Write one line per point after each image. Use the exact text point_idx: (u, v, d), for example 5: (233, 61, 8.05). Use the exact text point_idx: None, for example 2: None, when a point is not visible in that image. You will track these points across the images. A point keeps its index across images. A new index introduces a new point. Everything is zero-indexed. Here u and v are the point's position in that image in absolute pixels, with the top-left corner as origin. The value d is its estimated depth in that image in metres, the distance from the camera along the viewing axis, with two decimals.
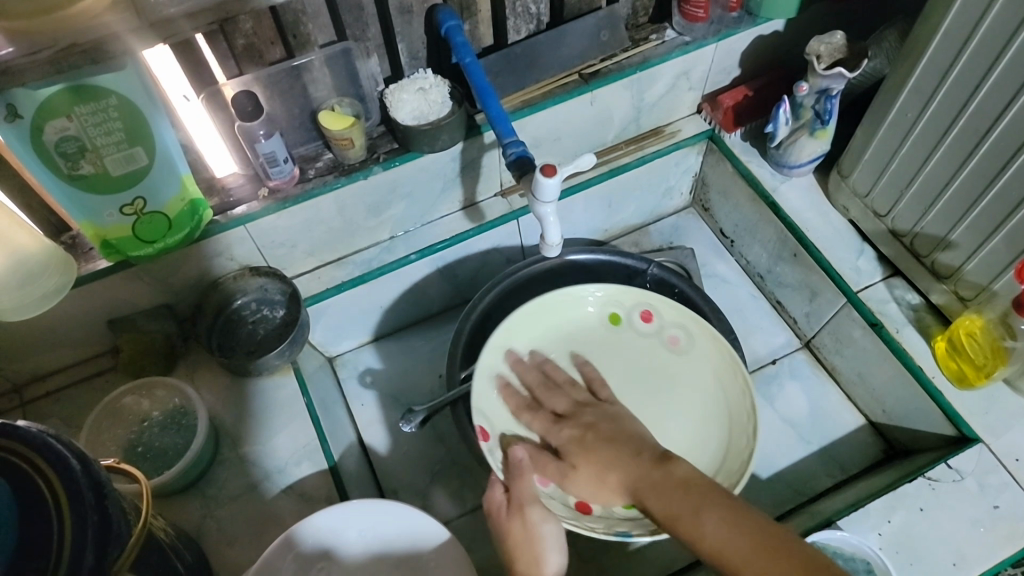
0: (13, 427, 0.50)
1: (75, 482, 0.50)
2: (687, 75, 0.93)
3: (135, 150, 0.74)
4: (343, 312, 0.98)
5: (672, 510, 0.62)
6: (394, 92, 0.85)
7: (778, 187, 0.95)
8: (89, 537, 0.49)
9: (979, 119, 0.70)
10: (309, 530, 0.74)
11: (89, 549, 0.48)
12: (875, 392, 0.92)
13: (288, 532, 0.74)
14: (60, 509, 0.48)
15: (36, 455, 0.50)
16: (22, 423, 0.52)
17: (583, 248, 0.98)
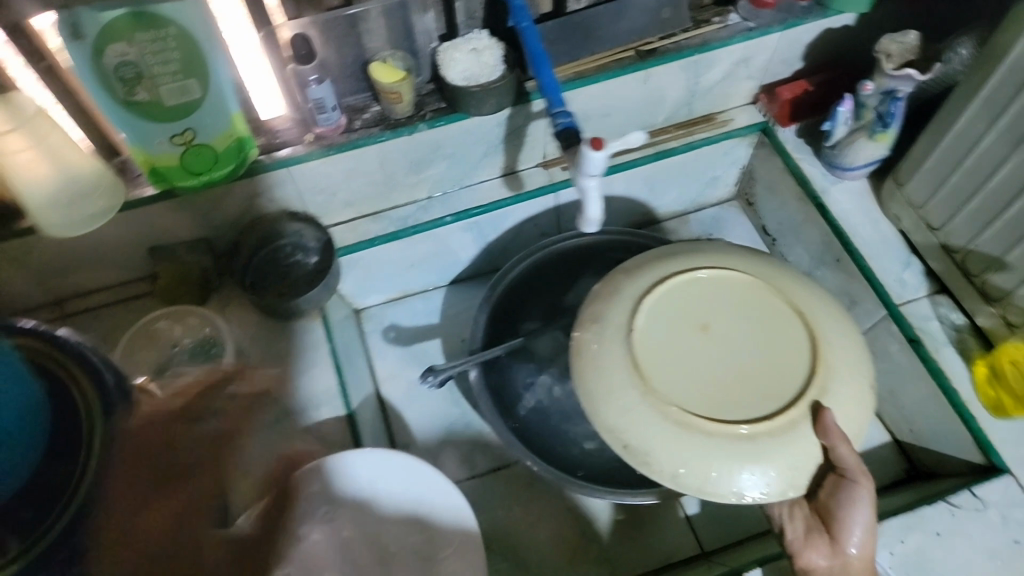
0: (55, 337, 0.59)
1: (107, 394, 0.58)
2: (748, 62, 0.90)
3: (189, 82, 0.75)
4: (375, 266, 0.99)
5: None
6: (447, 50, 0.85)
7: (828, 188, 0.92)
8: (117, 442, 0.58)
9: None
10: (339, 467, 0.79)
11: (115, 459, 0.56)
12: (904, 410, 0.89)
13: (319, 462, 0.78)
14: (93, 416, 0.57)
15: (75, 365, 0.59)
16: (61, 334, 0.60)
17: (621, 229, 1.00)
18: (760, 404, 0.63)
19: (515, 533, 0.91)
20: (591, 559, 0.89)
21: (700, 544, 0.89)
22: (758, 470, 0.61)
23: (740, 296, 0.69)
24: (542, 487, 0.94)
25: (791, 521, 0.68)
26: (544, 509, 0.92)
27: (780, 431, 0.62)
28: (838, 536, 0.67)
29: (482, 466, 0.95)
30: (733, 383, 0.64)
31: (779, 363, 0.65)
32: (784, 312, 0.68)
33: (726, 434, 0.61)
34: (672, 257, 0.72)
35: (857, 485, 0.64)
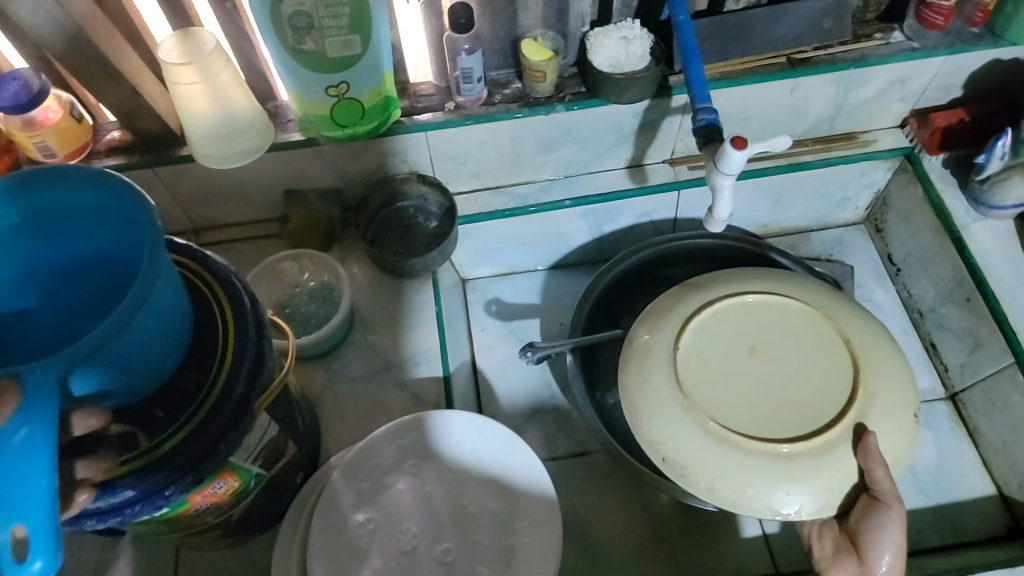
0: (204, 256, 0.64)
1: (243, 315, 0.62)
2: (903, 84, 0.87)
3: (352, 37, 0.78)
4: (488, 239, 1.01)
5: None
6: (597, 35, 0.85)
7: (970, 224, 0.89)
8: (244, 362, 0.60)
9: None
10: (441, 421, 0.80)
11: (242, 377, 0.59)
12: (1017, 465, 0.85)
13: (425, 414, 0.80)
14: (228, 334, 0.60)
15: (219, 285, 0.64)
16: (211, 256, 0.65)
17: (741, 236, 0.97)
18: (801, 424, 0.60)
19: (588, 518, 0.91)
20: (661, 559, 0.88)
21: (775, 565, 0.87)
22: (794, 491, 0.58)
23: (789, 319, 0.66)
24: (619, 479, 0.94)
25: (819, 539, 0.67)
26: (618, 502, 0.92)
27: (820, 452, 0.58)
28: (865, 557, 0.64)
29: (563, 449, 0.96)
30: (774, 404, 0.61)
31: (826, 387, 0.61)
32: (837, 334, 0.64)
33: (764, 453, 0.58)
34: (724, 279, 0.69)
35: (886, 506, 0.61)
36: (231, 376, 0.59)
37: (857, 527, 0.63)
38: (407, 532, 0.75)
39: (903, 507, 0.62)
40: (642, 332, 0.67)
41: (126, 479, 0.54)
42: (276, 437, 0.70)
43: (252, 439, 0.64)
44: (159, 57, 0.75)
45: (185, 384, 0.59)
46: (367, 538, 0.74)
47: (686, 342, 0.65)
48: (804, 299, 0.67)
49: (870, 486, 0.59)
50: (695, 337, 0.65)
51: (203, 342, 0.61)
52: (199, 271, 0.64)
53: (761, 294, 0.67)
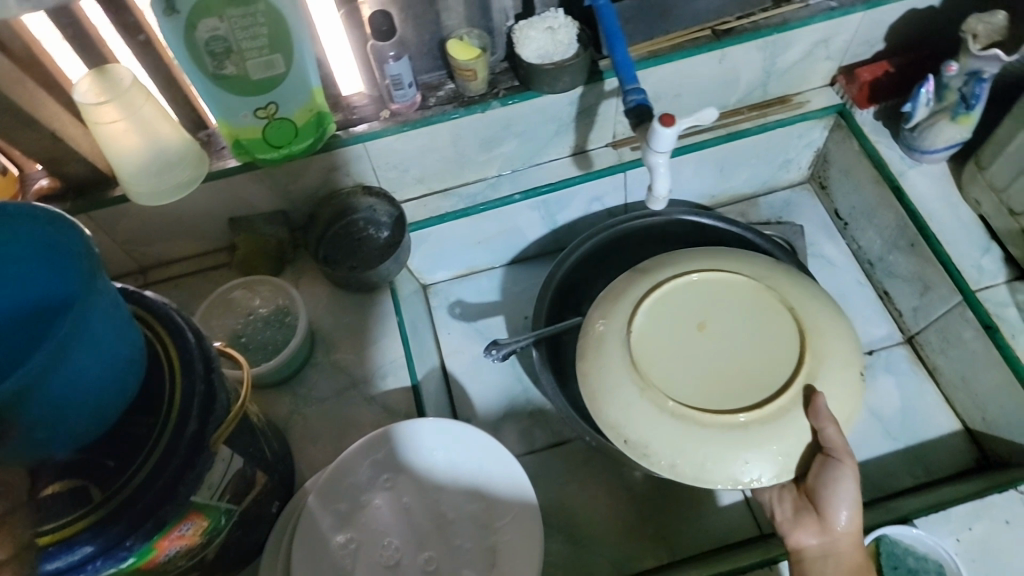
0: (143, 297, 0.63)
1: (189, 352, 0.61)
2: (827, 43, 0.89)
3: (274, 57, 0.77)
4: (443, 242, 1.01)
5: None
6: (522, 28, 0.85)
7: (906, 171, 0.91)
8: (194, 400, 0.59)
9: None
10: (405, 433, 0.79)
11: (193, 416, 0.59)
12: (976, 398, 0.88)
13: (388, 429, 0.80)
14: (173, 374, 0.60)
15: (159, 325, 0.62)
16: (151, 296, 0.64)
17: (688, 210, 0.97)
18: (754, 393, 0.61)
19: (573, 507, 0.92)
20: (648, 536, 0.90)
21: (759, 526, 0.88)
22: (751, 461, 0.59)
23: (735, 291, 0.66)
24: (598, 464, 0.95)
25: (780, 503, 0.70)
26: (600, 486, 0.93)
27: (774, 417, 0.60)
28: (824, 513, 0.66)
29: (540, 441, 0.96)
30: (726, 377, 0.62)
31: (775, 354, 0.62)
32: (783, 302, 0.65)
33: (719, 425, 0.59)
34: (669, 259, 0.70)
35: (837, 462, 0.62)
36: (181, 417, 0.58)
37: (814, 485, 0.65)
38: (390, 546, 0.76)
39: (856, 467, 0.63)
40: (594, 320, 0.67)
41: (81, 535, 0.53)
42: (241, 469, 0.69)
43: (216, 473, 0.64)
44: (74, 98, 0.72)
45: (134, 431, 0.58)
46: (350, 558, 0.74)
47: (637, 325, 0.65)
48: (748, 270, 0.68)
49: (822, 444, 0.60)
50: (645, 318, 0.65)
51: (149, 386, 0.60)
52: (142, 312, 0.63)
53: (706, 270, 0.67)
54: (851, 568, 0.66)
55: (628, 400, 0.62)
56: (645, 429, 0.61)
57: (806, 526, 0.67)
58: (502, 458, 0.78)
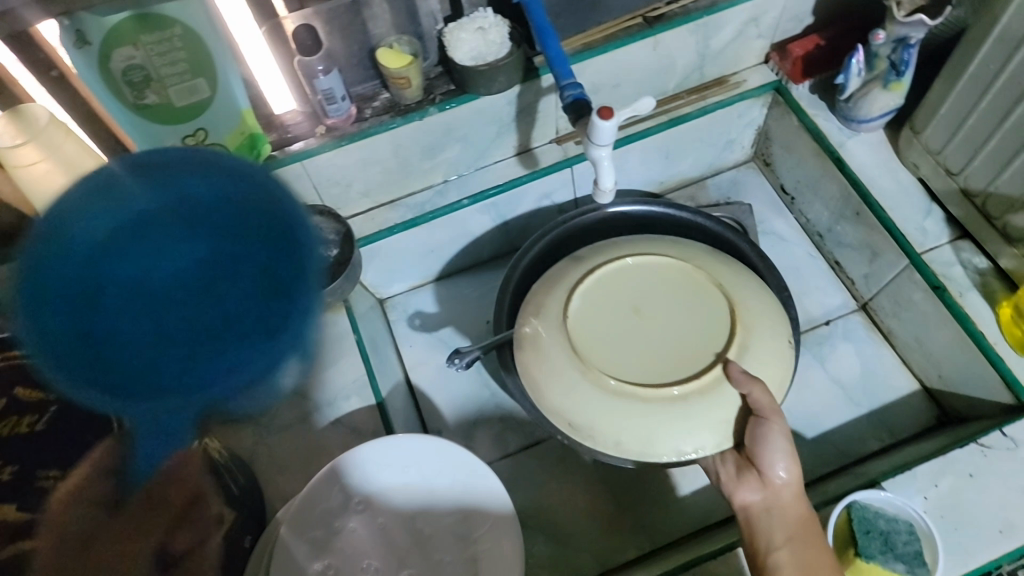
0: None
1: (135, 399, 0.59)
2: (757, 21, 0.89)
3: (197, 81, 0.75)
4: (395, 254, 0.99)
5: (810, 538, 0.65)
6: (452, 31, 0.84)
7: (845, 141, 0.93)
8: None
9: None
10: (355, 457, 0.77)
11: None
12: (932, 356, 0.90)
13: (340, 460, 0.77)
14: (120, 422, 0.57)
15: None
16: None
17: (636, 200, 0.96)
18: (687, 369, 0.70)
19: (551, 507, 0.92)
20: (629, 528, 0.90)
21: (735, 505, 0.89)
22: (686, 430, 0.68)
23: (659, 274, 0.77)
24: (572, 462, 0.94)
25: (723, 463, 0.71)
26: (576, 484, 0.93)
27: (709, 390, 0.68)
28: (764, 470, 0.68)
29: (513, 445, 0.96)
30: (656, 349, 0.72)
31: (700, 328, 0.73)
32: (703, 285, 0.75)
33: (656, 400, 0.68)
34: (602, 247, 0.81)
35: (765, 423, 0.67)
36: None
37: (748, 445, 0.68)
38: (369, 569, 0.74)
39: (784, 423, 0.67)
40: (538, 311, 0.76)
41: None
42: None
43: None
44: None
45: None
46: None
47: (578, 310, 0.75)
48: (675, 256, 0.78)
49: (751, 406, 0.68)
50: (585, 301, 0.75)
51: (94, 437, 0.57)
52: None
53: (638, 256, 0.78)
54: (793, 521, 0.67)
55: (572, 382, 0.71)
56: (590, 410, 0.69)
57: (749, 483, 0.69)
58: (479, 474, 0.78)
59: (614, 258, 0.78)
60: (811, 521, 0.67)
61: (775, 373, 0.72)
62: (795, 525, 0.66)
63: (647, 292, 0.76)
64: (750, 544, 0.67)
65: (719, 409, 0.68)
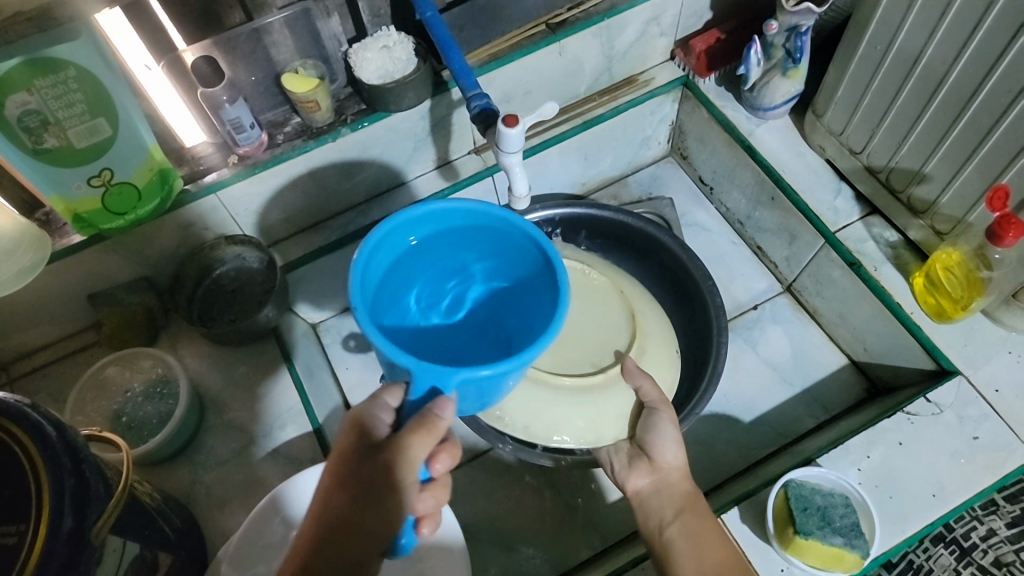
0: None
1: (51, 447, 0.56)
2: (657, 20, 0.91)
3: (97, 121, 0.73)
4: (321, 278, 0.98)
5: (697, 509, 0.70)
6: (357, 51, 0.84)
7: (754, 130, 0.95)
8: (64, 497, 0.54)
9: (938, 62, 0.73)
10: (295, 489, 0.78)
11: (68, 511, 0.54)
12: (856, 331, 0.93)
13: (278, 494, 0.77)
14: (38, 473, 0.54)
15: (15, 425, 0.56)
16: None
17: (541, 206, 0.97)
18: (585, 366, 0.82)
19: (501, 519, 0.91)
20: (578, 529, 0.90)
21: None
22: (579, 421, 0.80)
23: (571, 274, 0.88)
24: (518, 469, 0.94)
25: (615, 453, 0.77)
26: (523, 492, 0.93)
27: (606, 386, 0.80)
28: (653, 456, 0.74)
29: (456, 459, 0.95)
30: (565, 349, 0.84)
31: (605, 329, 0.85)
32: (607, 289, 0.88)
33: (559, 395, 0.80)
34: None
35: (658, 411, 0.76)
36: (54, 514, 0.53)
37: (639, 434, 0.76)
38: None
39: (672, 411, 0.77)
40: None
41: None
42: (137, 552, 0.65)
43: (108, 567, 0.60)
44: None
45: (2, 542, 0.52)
46: None
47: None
48: (579, 258, 0.90)
49: (643, 399, 0.78)
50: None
51: (9, 491, 0.54)
52: None
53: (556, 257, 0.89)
54: (680, 496, 0.72)
55: None
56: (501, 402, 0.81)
57: (639, 469, 0.74)
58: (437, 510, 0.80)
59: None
60: (695, 495, 0.72)
61: (662, 372, 0.86)
62: (682, 499, 0.71)
63: None
64: (645, 525, 0.71)
65: (613, 406, 0.79)
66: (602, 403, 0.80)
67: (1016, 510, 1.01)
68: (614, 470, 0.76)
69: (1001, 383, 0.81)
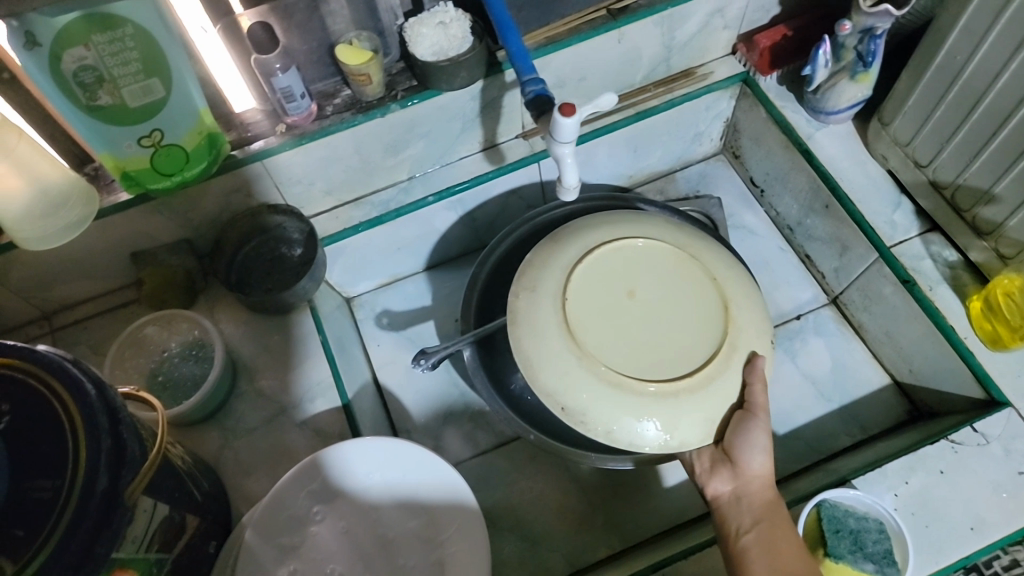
0: (34, 351, 0.54)
1: (89, 407, 0.53)
2: (723, 12, 0.87)
3: (151, 81, 0.72)
4: (359, 253, 0.98)
5: (776, 519, 0.69)
6: (413, 26, 0.82)
7: (814, 134, 0.92)
8: (100, 460, 0.52)
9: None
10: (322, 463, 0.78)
11: (103, 470, 0.51)
12: (903, 351, 0.90)
13: (304, 465, 0.78)
14: (76, 433, 0.52)
15: (54, 380, 0.53)
16: (42, 348, 0.55)
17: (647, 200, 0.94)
18: (677, 368, 0.71)
19: (522, 509, 0.91)
20: (598, 524, 0.90)
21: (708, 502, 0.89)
22: (669, 425, 0.70)
23: (661, 259, 0.78)
24: (542, 460, 0.94)
25: (699, 457, 0.75)
26: (545, 483, 0.93)
27: (700, 387, 0.71)
28: (739, 462, 0.72)
29: (481, 445, 0.96)
30: (655, 344, 0.72)
31: (696, 321, 0.74)
32: (700, 276, 0.77)
33: (649, 397, 0.70)
34: (600, 222, 0.81)
35: (752, 417, 0.71)
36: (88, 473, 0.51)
37: (727, 440, 0.72)
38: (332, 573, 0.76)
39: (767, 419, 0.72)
40: (536, 274, 0.77)
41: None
42: (167, 515, 0.65)
43: (139, 527, 0.59)
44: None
45: (36, 496, 0.49)
46: None
47: (581, 276, 0.76)
48: (670, 242, 0.79)
49: (744, 400, 0.72)
50: (586, 272, 0.76)
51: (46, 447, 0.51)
52: (29, 369, 0.53)
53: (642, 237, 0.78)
54: (760, 504, 0.71)
55: (568, 376, 0.71)
56: (582, 400, 0.70)
57: (721, 475, 0.73)
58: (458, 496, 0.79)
59: (614, 237, 0.78)
60: (775, 504, 0.71)
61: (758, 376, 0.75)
62: (762, 508, 0.70)
63: (645, 272, 0.76)
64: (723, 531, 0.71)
65: (709, 409, 0.71)
66: (696, 407, 0.71)
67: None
68: (695, 470, 0.75)
69: None
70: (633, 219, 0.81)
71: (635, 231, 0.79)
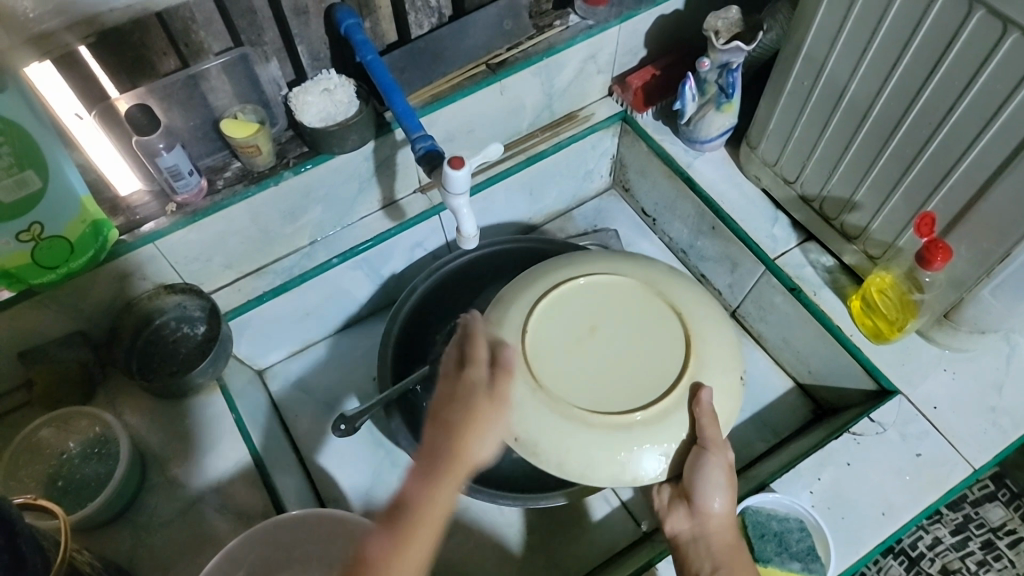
0: None
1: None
2: (595, 58, 0.93)
3: (25, 174, 0.69)
4: (265, 325, 0.96)
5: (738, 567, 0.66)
6: (299, 95, 0.83)
7: (693, 162, 0.98)
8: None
9: (863, 97, 0.77)
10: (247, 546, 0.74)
11: None
12: (800, 354, 0.96)
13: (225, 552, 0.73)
14: None
15: None
16: None
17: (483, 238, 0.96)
18: (646, 392, 0.68)
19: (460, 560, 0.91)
20: (538, 565, 0.90)
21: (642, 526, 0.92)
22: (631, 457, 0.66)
23: (621, 295, 0.75)
24: (475, 509, 0.94)
25: (658, 491, 0.70)
26: (481, 534, 0.92)
27: (663, 417, 0.67)
28: (697, 503, 0.67)
29: None
30: (620, 379, 0.69)
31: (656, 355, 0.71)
32: (660, 309, 0.74)
33: (613, 426, 0.66)
34: (569, 260, 0.79)
35: (705, 454, 0.65)
36: None
37: (684, 478, 0.67)
38: None
39: (726, 452, 0.66)
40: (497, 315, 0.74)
41: None
42: None
43: None
44: None
45: None
46: None
47: (541, 321, 0.73)
48: (636, 278, 0.77)
49: (697, 434, 0.67)
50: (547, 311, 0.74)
51: None
52: None
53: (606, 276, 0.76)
54: (722, 547, 0.68)
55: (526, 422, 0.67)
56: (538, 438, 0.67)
57: (678, 513, 0.68)
58: None
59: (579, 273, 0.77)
60: (736, 548, 0.68)
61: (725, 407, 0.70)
62: (725, 554, 0.67)
63: (609, 309, 0.74)
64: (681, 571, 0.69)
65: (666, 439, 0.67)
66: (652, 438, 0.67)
67: (957, 517, 1.09)
68: (654, 505, 0.71)
69: (938, 400, 0.84)
70: (605, 259, 0.79)
71: (604, 270, 0.77)
